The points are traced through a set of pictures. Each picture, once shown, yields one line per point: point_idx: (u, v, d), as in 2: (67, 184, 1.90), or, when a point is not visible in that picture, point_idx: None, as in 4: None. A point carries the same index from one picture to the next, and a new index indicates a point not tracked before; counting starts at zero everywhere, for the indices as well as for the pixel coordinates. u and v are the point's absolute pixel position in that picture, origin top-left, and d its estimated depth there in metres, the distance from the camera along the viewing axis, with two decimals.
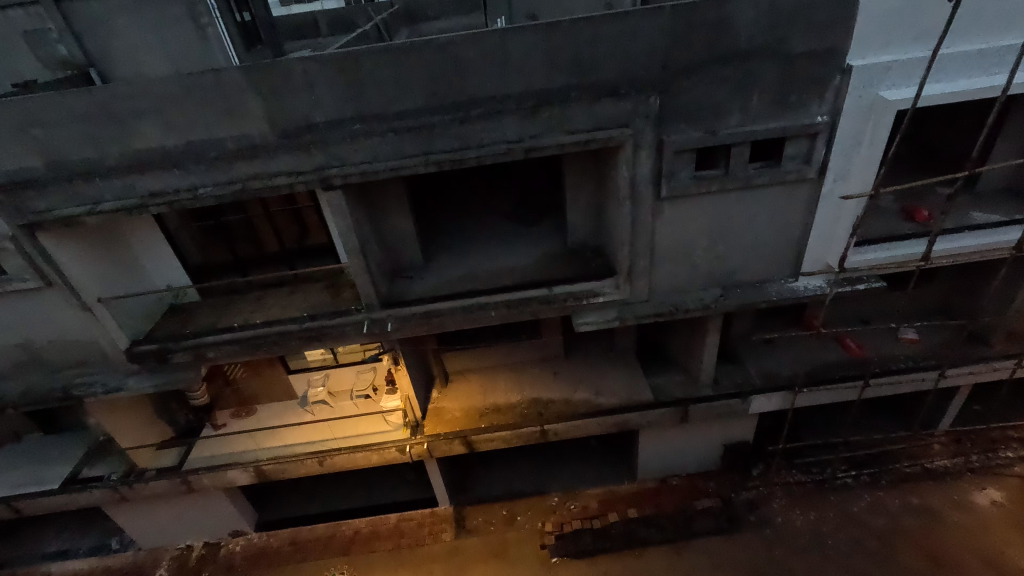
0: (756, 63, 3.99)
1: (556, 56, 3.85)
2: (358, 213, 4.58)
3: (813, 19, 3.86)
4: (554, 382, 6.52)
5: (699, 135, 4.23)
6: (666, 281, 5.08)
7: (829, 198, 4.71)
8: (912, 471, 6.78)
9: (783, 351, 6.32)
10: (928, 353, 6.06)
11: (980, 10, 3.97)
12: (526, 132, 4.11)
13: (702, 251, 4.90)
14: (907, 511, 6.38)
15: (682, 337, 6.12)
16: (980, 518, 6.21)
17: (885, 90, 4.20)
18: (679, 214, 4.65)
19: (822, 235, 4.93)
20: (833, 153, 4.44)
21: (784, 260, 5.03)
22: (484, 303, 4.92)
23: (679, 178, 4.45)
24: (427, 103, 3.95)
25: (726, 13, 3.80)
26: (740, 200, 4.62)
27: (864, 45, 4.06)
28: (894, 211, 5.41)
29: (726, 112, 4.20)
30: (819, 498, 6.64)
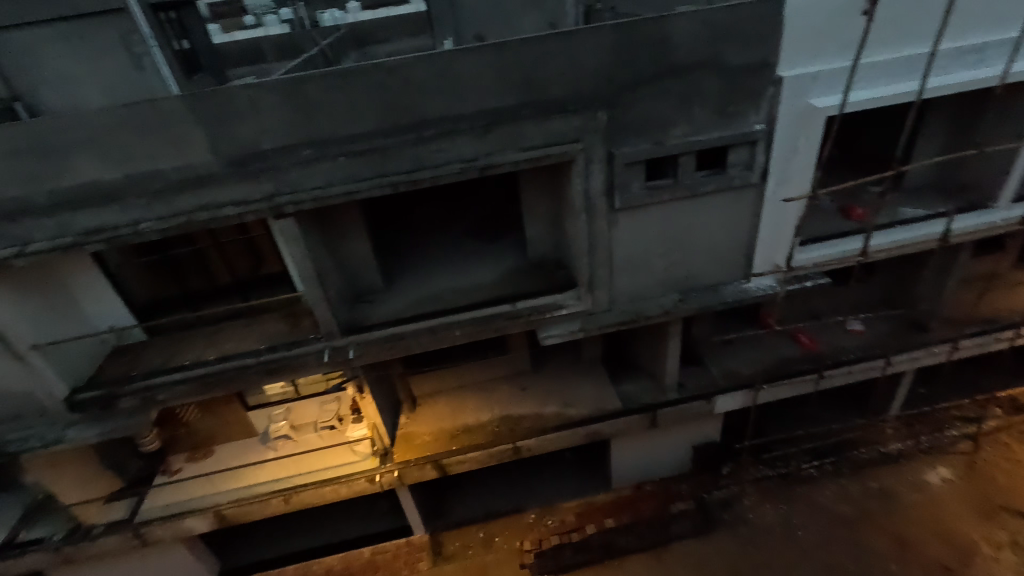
0: (695, 77, 4.18)
1: (505, 76, 3.91)
2: (313, 240, 4.47)
3: (744, 34, 4.08)
4: (523, 397, 6.49)
5: (648, 146, 4.37)
6: (628, 290, 5.17)
7: (773, 202, 4.88)
8: (870, 457, 7.07)
9: (743, 349, 6.52)
10: (874, 342, 6.38)
11: (892, 22, 4.28)
12: (480, 151, 4.13)
13: (659, 258, 5.03)
14: (868, 496, 6.64)
15: (646, 343, 6.23)
16: (935, 496, 6.53)
17: (815, 98, 4.43)
18: (634, 224, 4.77)
19: (770, 237, 5.11)
20: (773, 160, 4.64)
21: (736, 262, 5.23)
22: (448, 323, 4.87)
23: (632, 190, 4.57)
24: (378, 126, 3.93)
25: (665, 30, 3.97)
26: (691, 208, 4.79)
27: (794, 56, 4.28)
28: (833, 211, 5.73)
29: (672, 123, 4.36)
30: (787, 491, 6.83)
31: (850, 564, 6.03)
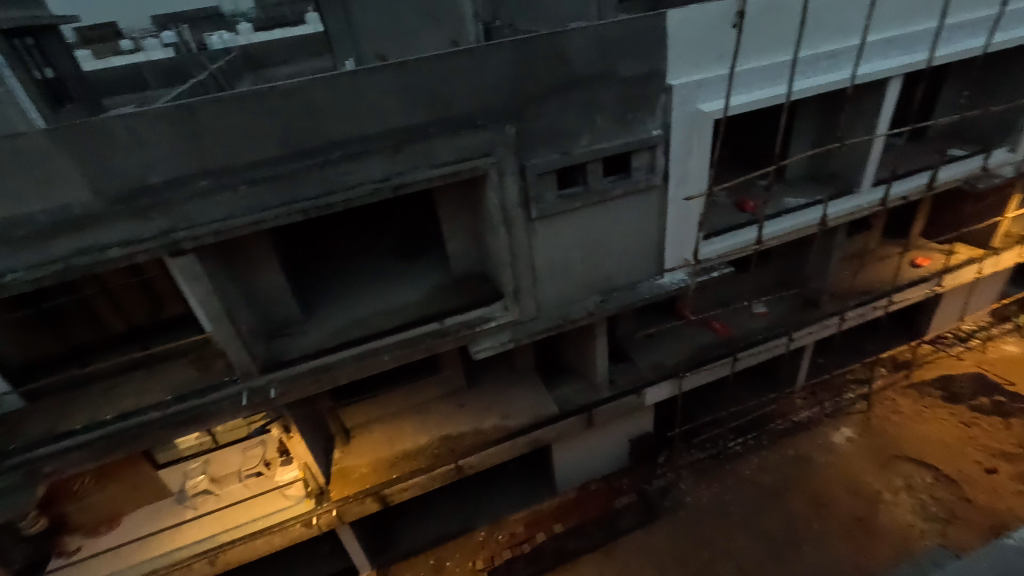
0: (593, 88, 4.40)
1: (410, 95, 3.89)
2: (217, 276, 4.16)
3: (633, 47, 4.36)
4: (461, 415, 6.40)
5: (557, 157, 4.52)
6: (552, 296, 5.28)
7: (676, 201, 5.21)
8: (785, 427, 7.70)
9: (664, 341, 6.89)
10: (777, 322, 6.98)
11: (758, 33, 4.75)
12: (391, 171, 4.06)
13: (579, 262, 5.20)
14: (788, 464, 7.21)
15: (575, 346, 6.40)
16: (842, 455, 7.21)
17: (702, 104, 4.79)
18: (551, 232, 4.90)
19: (677, 234, 5.44)
20: (672, 162, 4.97)
21: (649, 259, 5.51)
22: (375, 349, 4.71)
23: (546, 199, 4.69)
24: (280, 151, 3.75)
25: (561, 45, 4.14)
26: (603, 212, 5.01)
27: (679, 66, 4.62)
28: (728, 205, 6.23)
29: (577, 133, 4.55)
30: (718, 470, 7.26)
31: (778, 530, 6.49)
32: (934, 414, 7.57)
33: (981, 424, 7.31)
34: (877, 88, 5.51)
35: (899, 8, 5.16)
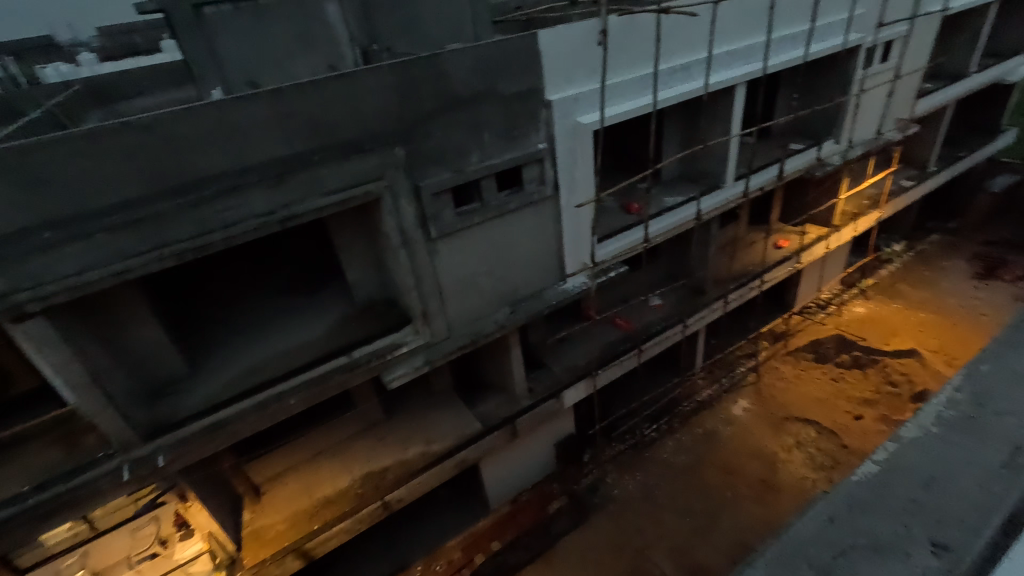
0: (477, 107, 4.50)
1: (289, 123, 3.71)
2: (77, 337, 3.63)
3: (511, 66, 4.53)
4: (382, 448, 6.09)
5: (450, 175, 4.54)
6: (462, 313, 5.26)
7: (568, 209, 5.45)
8: (691, 408, 8.32)
9: (575, 344, 7.14)
10: (672, 312, 7.54)
11: (621, 50, 5.17)
12: (277, 203, 3.83)
13: (484, 277, 5.25)
14: (699, 441, 7.77)
15: (491, 360, 6.41)
16: (743, 424, 7.91)
17: (580, 116, 5.08)
18: (453, 250, 4.90)
19: (573, 240, 5.69)
20: (560, 173, 5.20)
21: (551, 266, 5.70)
22: (278, 394, 4.37)
23: (444, 218, 4.69)
24: (143, 192, 3.38)
25: (440, 66, 4.19)
26: (501, 225, 5.12)
27: (555, 82, 4.87)
28: (616, 209, 6.65)
29: (467, 151, 4.62)
30: (639, 458, 7.63)
31: (697, 505, 6.94)
32: (810, 375, 8.56)
33: (847, 377, 8.40)
34: (726, 95, 6.20)
35: (735, 25, 5.87)
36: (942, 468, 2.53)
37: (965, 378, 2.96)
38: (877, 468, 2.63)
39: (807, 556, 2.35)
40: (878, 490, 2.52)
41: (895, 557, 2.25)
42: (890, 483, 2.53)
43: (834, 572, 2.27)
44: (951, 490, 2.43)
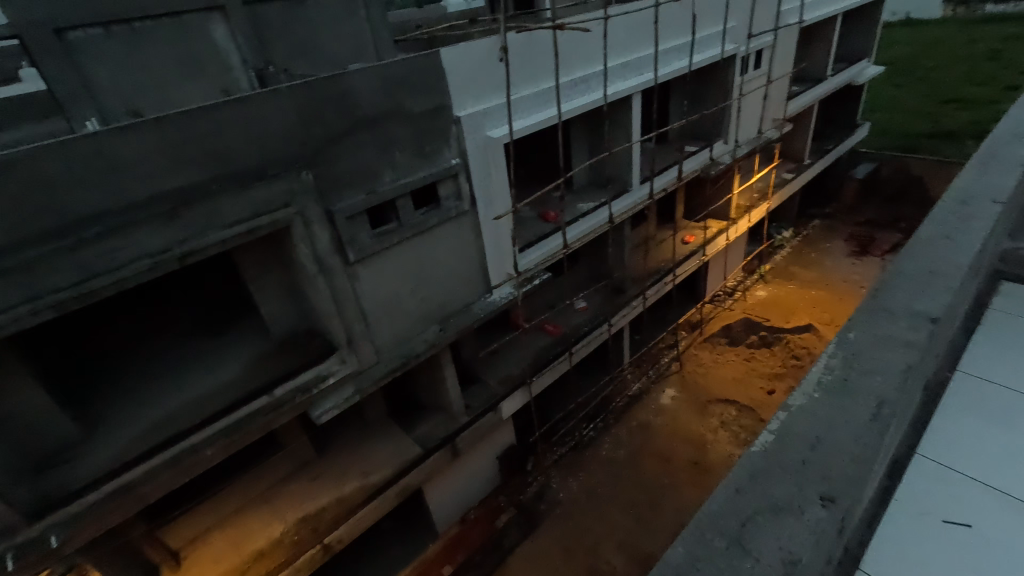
0: (385, 126, 4.45)
1: (180, 152, 3.46)
2: None
3: (417, 84, 4.53)
4: (317, 487, 5.76)
5: (364, 197, 4.44)
6: (389, 336, 5.13)
7: (487, 222, 5.50)
8: (623, 403, 8.65)
9: (507, 354, 7.19)
10: (596, 313, 7.81)
11: (522, 65, 5.34)
12: (173, 239, 3.54)
13: (409, 297, 5.16)
14: (634, 434, 8.08)
15: (424, 381, 6.29)
16: (672, 412, 8.33)
17: (490, 130, 5.17)
18: (373, 273, 4.77)
19: (495, 252, 5.75)
20: (476, 187, 5.25)
21: (476, 280, 5.71)
22: (191, 446, 4.01)
23: (362, 241, 4.56)
24: (7, 239, 2.99)
25: (343, 87, 4.09)
26: (421, 244, 5.07)
27: (462, 99, 4.92)
28: (533, 218, 6.82)
29: (379, 172, 4.54)
30: (581, 459, 7.80)
31: (640, 496, 7.19)
32: (726, 358, 9.20)
33: (758, 356, 9.11)
34: (624, 104, 6.58)
35: (625, 39, 6.27)
36: (848, 415, 2.05)
37: (866, 296, 2.53)
38: (780, 411, 2.14)
39: (713, 524, 1.79)
40: (781, 438, 2.03)
41: (804, 514, 1.77)
42: (774, 449, 1.99)
43: (749, 545, 1.72)
44: (861, 433, 1.98)
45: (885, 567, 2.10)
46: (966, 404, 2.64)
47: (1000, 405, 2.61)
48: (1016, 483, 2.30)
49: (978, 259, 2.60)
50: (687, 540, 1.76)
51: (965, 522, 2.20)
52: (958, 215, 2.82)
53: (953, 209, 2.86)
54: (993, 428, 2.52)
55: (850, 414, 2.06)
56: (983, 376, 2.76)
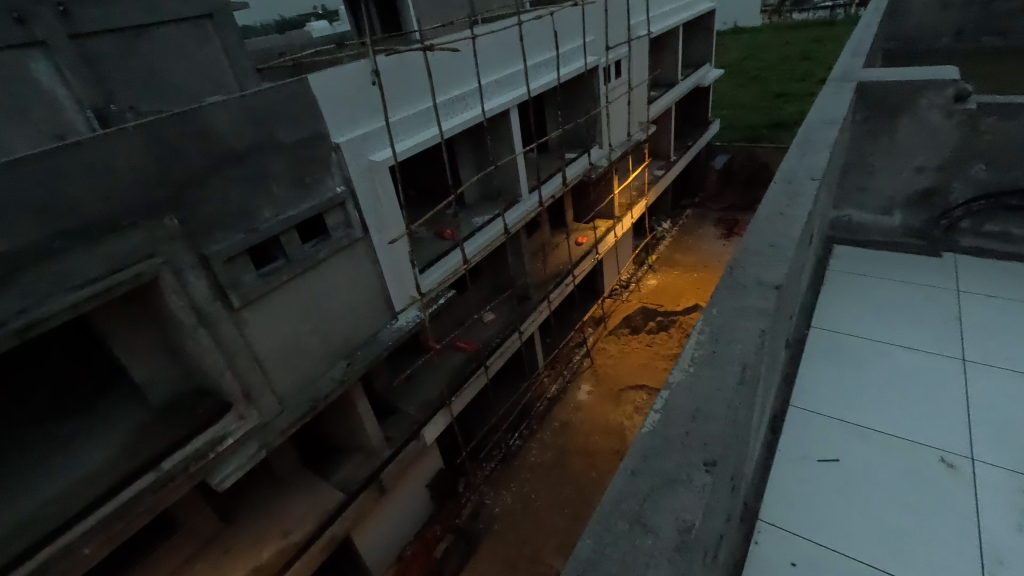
0: (257, 159, 4.17)
1: (7, 210, 2.98)
2: None
3: (287, 113, 4.30)
4: (230, 561, 5.17)
5: (243, 236, 4.12)
6: (291, 381, 4.77)
7: (382, 247, 5.35)
8: (544, 406, 8.83)
9: (422, 378, 7.02)
10: (505, 322, 7.89)
11: (397, 87, 5.30)
12: (9, 310, 3.02)
13: (308, 336, 4.86)
14: (557, 434, 8.28)
15: (337, 421, 5.92)
16: (590, 407, 8.65)
17: (373, 154, 5.05)
18: (263, 316, 4.43)
19: (395, 277, 5.61)
20: (366, 213, 5.09)
21: (379, 307, 5.51)
22: (60, 549, 3.44)
23: (246, 283, 4.22)
24: None
25: (202, 121, 3.77)
26: (314, 278, 4.80)
27: (339, 124, 4.76)
28: (430, 237, 6.77)
29: (256, 208, 4.25)
30: (511, 470, 7.83)
31: (571, 494, 7.35)
32: (631, 347, 9.75)
33: (658, 340, 9.76)
34: (503, 119, 6.78)
35: (495, 56, 6.48)
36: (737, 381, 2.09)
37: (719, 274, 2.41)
38: (659, 389, 1.89)
39: (611, 512, 1.52)
40: (664, 411, 1.79)
41: (692, 483, 1.54)
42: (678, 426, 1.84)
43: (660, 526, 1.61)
44: (734, 394, 1.79)
45: (781, 512, 2.34)
46: (823, 354, 3.05)
47: (849, 350, 3.05)
48: (867, 414, 2.69)
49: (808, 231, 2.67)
50: (589, 535, 1.48)
51: (834, 458, 2.52)
52: (787, 193, 2.93)
53: (782, 189, 2.98)
54: (845, 370, 2.93)
55: (720, 378, 1.85)
56: (832, 328, 3.22)
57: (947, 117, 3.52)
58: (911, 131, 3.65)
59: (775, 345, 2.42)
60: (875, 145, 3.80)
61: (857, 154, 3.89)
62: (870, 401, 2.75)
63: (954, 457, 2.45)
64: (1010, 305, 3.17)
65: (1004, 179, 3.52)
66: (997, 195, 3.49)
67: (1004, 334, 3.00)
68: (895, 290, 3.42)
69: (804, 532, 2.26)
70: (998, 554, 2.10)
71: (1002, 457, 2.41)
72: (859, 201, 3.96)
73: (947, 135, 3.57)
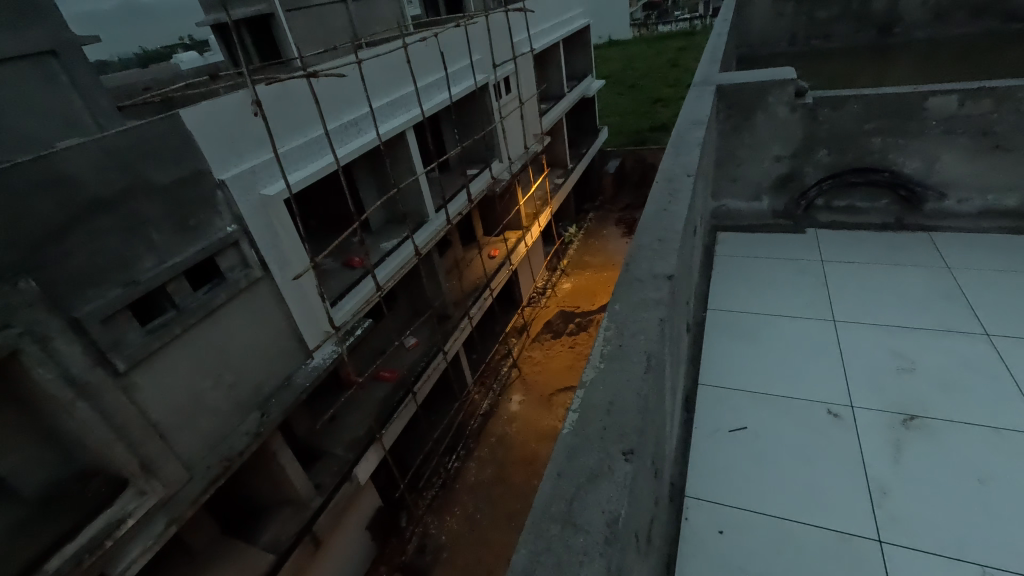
0: (130, 205, 3.78)
1: None
2: None
3: (160, 152, 3.93)
4: None
5: (121, 291, 3.69)
6: (198, 442, 4.33)
7: (287, 284, 5.03)
8: (478, 423, 8.77)
9: (347, 414, 6.67)
10: (427, 345, 7.73)
11: (283, 116, 5.06)
12: None
13: (212, 390, 4.45)
14: (495, 449, 8.26)
15: (258, 478, 5.43)
16: (523, 416, 8.73)
17: (265, 188, 4.73)
18: (156, 376, 3.99)
19: (305, 313, 5.29)
20: (263, 249, 4.77)
21: (290, 348, 5.18)
22: None
23: (131, 342, 3.79)
24: None
25: (55, 169, 3.34)
26: (211, 326, 4.42)
27: (222, 160, 4.42)
28: (338, 267, 6.51)
29: (135, 259, 3.83)
30: (453, 494, 7.68)
31: (515, 506, 7.35)
32: (555, 351, 9.99)
33: (579, 340, 10.09)
34: (400, 141, 6.71)
35: (385, 79, 6.42)
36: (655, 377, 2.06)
37: (620, 269, 2.56)
38: (575, 388, 1.96)
39: (543, 518, 1.53)
40: (581, 410, 1.85)
41: (614, 475, 1.60)
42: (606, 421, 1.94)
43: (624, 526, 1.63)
44: (643, 381, 1.89)
45: (704, 487, 2.50)
46: (720, 333, 3.33)
47: (742, 325, 3.36)
48: (763, 382, 2.96)
49: (689, 222, 2.93)
50: (524, 546, 1.48)
51: (742, 426, 2.74)
52: (668, 190, 3.16)
53: (663, 188, 3.20)
54: (743, 344, 3.22)
55: (628, 369, 1.96)
56: (726, 308, 3.52)
57: (792, 112, 4.01)
58: (766, 125, 4.11)
59: (675, 329, 2.59)
60: (740, 140, 4.23)
61: (726, 149, 4.30)
62: (765, 369, 3.03)
63: (839, 407, 2.75)
64: (863, 267, 3.67)
65: (843, 161, 4.06)
66: (840, 174, 4.06)
67: (861, 292, 3.46)
68: (773, 266, 3.84)
69: (726, 500, 2.43)
70: (883, 486, 2.39)
71: (876, 400, 2.75)
72: (733, 191, 4.41)
73: (794, 127, 4.05)
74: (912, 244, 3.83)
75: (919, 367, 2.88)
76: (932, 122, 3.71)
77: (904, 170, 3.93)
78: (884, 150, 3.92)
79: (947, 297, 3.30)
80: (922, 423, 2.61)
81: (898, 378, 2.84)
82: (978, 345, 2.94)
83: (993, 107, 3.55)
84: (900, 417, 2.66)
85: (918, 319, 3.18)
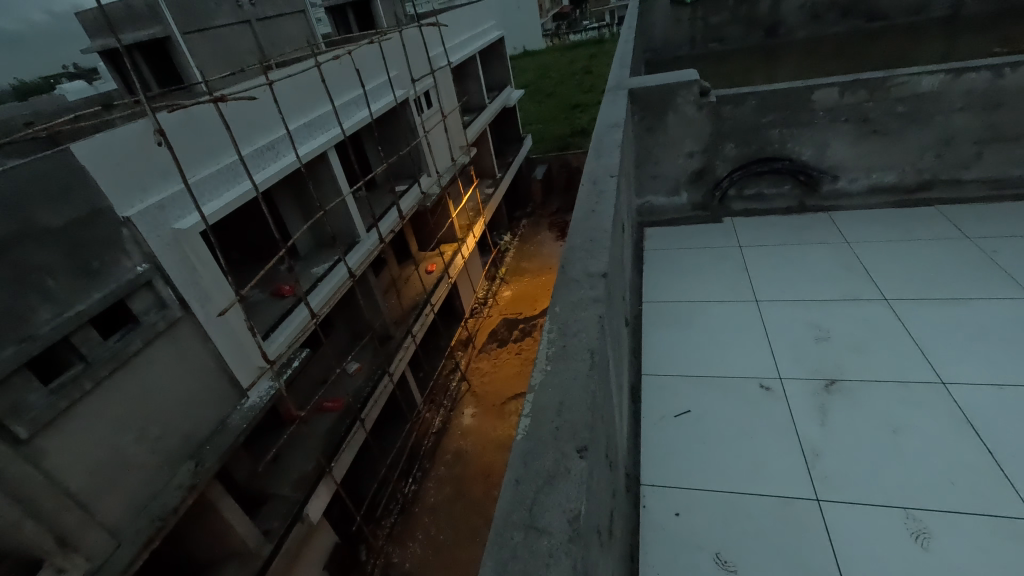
0: (21, 251, 3.40)
1: None
2: None
3: (51, 192, 3.57)
4: None
5: (15, 348, 3.32)
6: (123, 504, 3.93)
7: (211, 321, 4.67)
8: (432, 441, 8.58)
9: (291, 452, 6.29)
10: (371, 368, 7.49)
11: (190, 144, 4.75)
12: None
13: (134, 446, 4.06)
14: (451, 466, 8.14)
15: (196, 533, 5.00)
16: (477, 429, 8.66)
17: (176, 222, 4.40)
18: (65, 439, 3.60)
19: (235, 351, 4.95)
20: (180, 287, 4.42)
21: (220, 389, 4.82)
22: None
23: (33, 404, 3.42)
24: None
25: None
26: (127, 375, 4.05)
27: (124, 196, 4.06)
28: (266, 298, 6.17)
29: (28, 311, 3.45)
30: (413, 519, 7.47)
31: (477, 522, 7.27)
32: (502, 359, 10.00)
33: (524, 346, 10.18)
34: (322, 163, 6.50)
35: (299, 100, 6.20)
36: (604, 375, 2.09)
37: (556, 273, 2.60)
38: (525, 394, 1.97)
39: (506, 526, 1.53)
40: (533, 415, 1.86)
41: (571, 473, 1.62)
42: None
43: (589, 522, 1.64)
44: (588, 378, 1.93)
45: (659, 473, 2.59)
46: (658, 323, 3.48)
47: (676, 314, 3.53)
48: (701, 365, 3.12)
49: (616, 222, 3.05)
50: (490, 558, 1.47)
51: (686, 410, 2.87)
52: (594, 191, 3.27)
53: (589, 190, 3.31)
54: (679, 331, 3.38)
55: (574, 368, 1.99)
56: (660, 299, 3.69)
57: (698, 110, 4.27)
58: (677, 123, 4.35)
59: (614, 325, 2.67)
60: (655, 139, 4.45)
61: (643, 148, 4.50)
62: (702, 352, 3.20)
63: (769, 381, 2.94)
64: (774, 248, 4.00)
65: (749, 152, 4.37)
66: (747, 165, 4.38)
67: (777, 271, 3.74)
68: (697, 255, 4.07)
69: (680, 482, 2.54)
70: (815, 448, 2.58)
71: (800, 370, 2.98)
72: (653, 188, 4.63)
73: (702, 124, 4.31)
74: (815, 223, 4.18)
75: (833, 335, 3.14)
76: (819, 112, 4.09)
77: (801, 157, 4.30)
78: (782, 140, 4.27)
79: (849, 268, 3.64)
80: (841, 386, 2.85)
81: (817, 347, 3.09)
82: (879, 309, 3.27)
83: (867, 96, 3.98)
84: (823, 383, 2.89)
85: (828, 290, 3.48)
